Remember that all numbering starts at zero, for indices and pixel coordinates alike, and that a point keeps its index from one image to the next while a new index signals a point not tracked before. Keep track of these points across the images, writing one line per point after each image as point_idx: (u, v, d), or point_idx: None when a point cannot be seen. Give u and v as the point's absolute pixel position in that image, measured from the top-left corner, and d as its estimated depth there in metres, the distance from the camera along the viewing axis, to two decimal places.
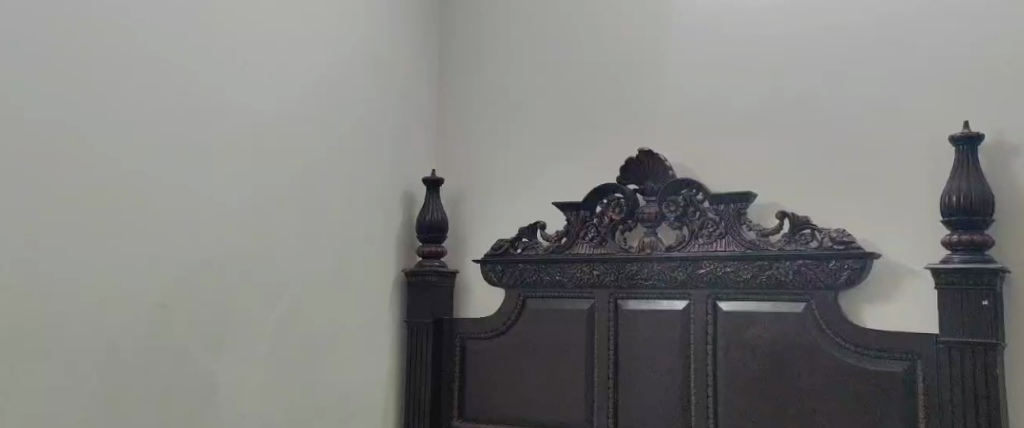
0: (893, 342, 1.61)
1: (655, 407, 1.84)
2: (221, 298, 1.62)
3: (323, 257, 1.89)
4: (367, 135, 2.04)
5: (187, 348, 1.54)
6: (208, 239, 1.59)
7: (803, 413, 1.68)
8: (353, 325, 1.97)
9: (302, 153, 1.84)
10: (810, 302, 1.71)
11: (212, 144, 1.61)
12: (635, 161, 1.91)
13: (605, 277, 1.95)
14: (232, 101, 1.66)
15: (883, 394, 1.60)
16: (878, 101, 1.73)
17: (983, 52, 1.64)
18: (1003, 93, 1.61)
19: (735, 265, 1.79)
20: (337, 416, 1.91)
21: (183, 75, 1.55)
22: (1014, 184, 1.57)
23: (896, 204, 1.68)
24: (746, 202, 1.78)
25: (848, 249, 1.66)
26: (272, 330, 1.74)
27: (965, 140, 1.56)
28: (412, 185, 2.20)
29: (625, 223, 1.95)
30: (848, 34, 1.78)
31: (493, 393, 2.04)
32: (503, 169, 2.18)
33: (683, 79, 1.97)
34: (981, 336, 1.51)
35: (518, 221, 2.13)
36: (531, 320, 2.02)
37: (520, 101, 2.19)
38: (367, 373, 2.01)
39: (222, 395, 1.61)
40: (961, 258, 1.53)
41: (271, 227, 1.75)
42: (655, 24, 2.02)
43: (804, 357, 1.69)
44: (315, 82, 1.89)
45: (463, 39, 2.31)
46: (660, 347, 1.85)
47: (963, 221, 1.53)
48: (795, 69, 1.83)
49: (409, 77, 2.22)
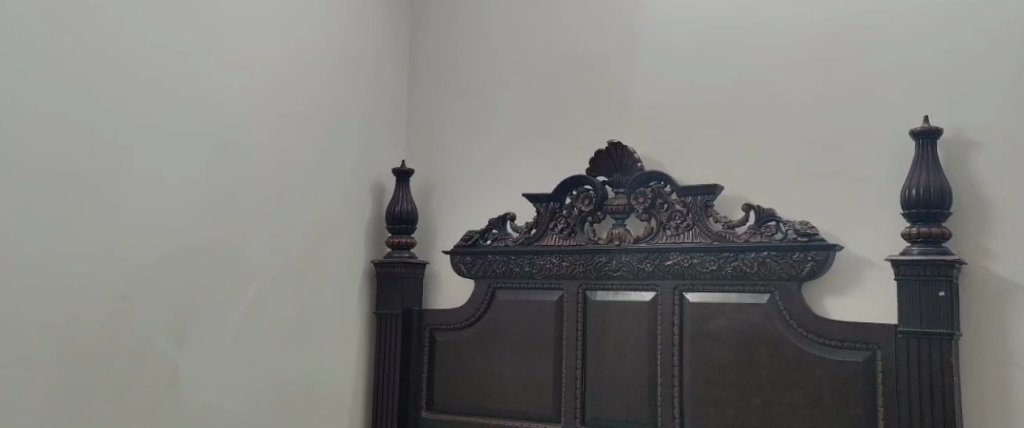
0: (853, 333, 1.64)
1: (623, 397, 1.86)
2: (187, 290, 1.60)
3: (292, 248, 1.88)
4: (335, 124, 2.03)
5: (150, 338, 1.52)
6: (174, 230, 1.57)
7: (765, 402, 1.70)
8: (322, 316, 1.96)
9: (271, 143, 1.82)
10: (775, 294, 1.73)
11: (177, 133, 1.59)
12: (603, 153, 1.93)
13: (574, 269, 1.96)
14: (198, 90, 1.64)
15: (844, 384, 1.63)
16: (843, 95, 1.75)
17: (943, 49, 1.67)
18: (962, 89, 1.64)
19: (702, 257, 1.80)
20: (304, 407, 1.89)
21: (147, 63, 1.52)
22: (970, 179, 1.60)
23: (858, 197, 1.71)
24: (713, 194, 1.80)
25: (812, 241, 1.68)
26: (238, 319, 1.72)
27: (924, 136, 1.59)
28: (381, 176, 2.19)
29: (594, 215, 1.96)
30: (812, 29, 1.80)
31: (463, 384, 2.05)
32: (473, 160, 2.18)
33: (652, 72, 1.97)
34: (938, 326, 1.54)
35: (487, 213, 2.13)
36: (500, 311, 2.03)
37: (491, 92, 2.18)
38: (335, 365, 2.00)
39: (189, 389, 1.60)
40: (919, 250, 1.56)
41: (239, 218, 1.73)
42: (626, 16, 2.02)
43: (768, 347, 1.71)
44: (283, 71, 1.87)
45: (434, 30, 2.30)
46: (627, 337, 1.87)
47: (922, 214, 1.56)
48: (762, 63, 1.85)
49: (379, 67, 2.20)
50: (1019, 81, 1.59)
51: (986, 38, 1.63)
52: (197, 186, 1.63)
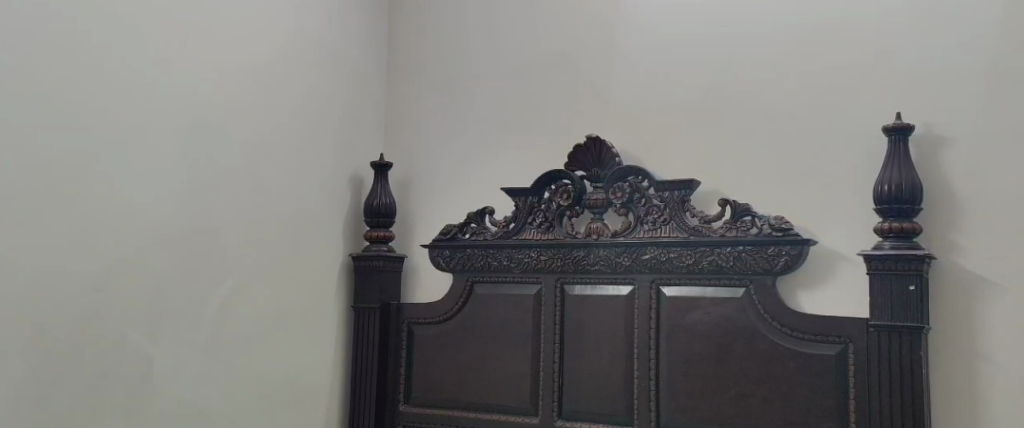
0: (826, 326, 1.66)
1: (599, 390, 1.87)
2: (161, 283, 1.59)
3: (269, 241, 1.87)
4: (312, 117, 2.01)
5: (124, 332, 1.51)
6: (148, 223, 1.56)
7: (740, 394, 1.72)
8: (299, 310, 1.96)
9: (248, 135, 1.81)
10: (750, 288, 1.75)
11: (152, 125, 1.57)
12: (582, 148, 1.94)
13: (552, 262, 1.97)
14: (172, 81, 1.62)
15: (817, 376, 1.65)
16: (818, 91, 1.77)
17: (916, 46, 1.69)
18: (934, 88, 1.66)
19: (679, 251, 1.82)
20: (281, 400, 1.89)
21: (119, 56, 1.51)
22: (942, 175, 1.63)
23: (832, 192, 1.73)
24: (690, 189, 1.82)
25: (787, 236, 1.70)
26: (214, 313, 1.70)
27: (897, 132, 1.61)
28: (359, 169, 2.18)
29: (573, 209, 1.96)
30: (789, 27, 1.82)
31: (440, 378, 2.05)
32: (452, 153, 2.17)
33: (629, 68, 1.98)
34: (908, 320, 1.57)
35: (466, 206, 2.13)
36: (479, 304, 2.03)
37: (470, 86, 2.18)
38: (312, 358, 2.00)
39: (162, 383, 1.59)
40: (891, 245, 1.58)
41: (215, 210, 1.72)
42: (605, 12, 2.02)
43: (742, 340, 1.73)
44: (260, 63, 1.85)
45: (414, 23, 2.29)
46: (605, 330, 1.88)
47: (894, 209, 1.58)
48: (738, 61, 1.86)
49: (357, 59, 2.19)
50: (988, 78, 1.62)
51: (956, 36, 1.66)
52: (172, 178, 1.61)
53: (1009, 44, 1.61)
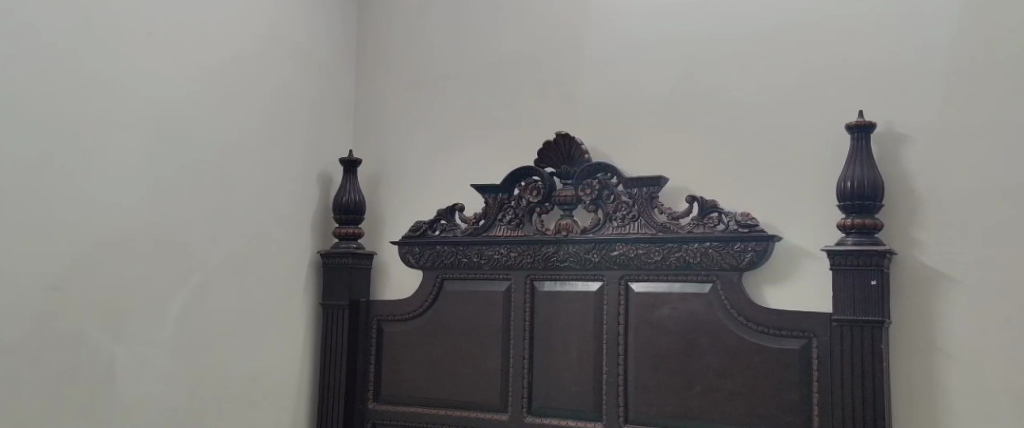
0: (790, 321, 1.68)
1: (569, 386, 1.88)
2: (124, 281, 1.56)
3: (236, 238, 1.84)
4: (279, 113, 1.99)
5: (85, 331, 1.49)
6: (111, 222, 1.54)
7: (706, 390, 1.74)
8: (267, 308, 1.94)
9: (215, 132, 1.78)
10: (716, 284, 1.77)
11: (115, 123, 1.55)
12: (551, 144, 1.94)
13: (521, 259, 1.97)
14: (137, 80, 1.60)
15: (782, 371, 1.67)
16: (783, 88, 1.79)
17: (877, 45, 1.72)
18: (896, 89, 1.69)
19: (647, 247, 1.83)
20: (248, 399, 1.87)
21: (80, 54, 1.48)
22: (902, 173, 1.66)
23: (796, 190, 1.75)
24: (658, 185, 1.83)
25: (752, 232, 1.72)
26: (178, 312, 1.68)
27: (859, 130, 1.63)
28: (328, 165, 2.17)
29: (542, 205, 1.97)
30: (753, 28, 1.84)
31: (410, 375, 2.05)
32: (420, 150, 2.17)
33: (598, 67, 1.99)
34: (869, 314, 1.59)
35: (435, 203, 2.13)
36: (449, 302, 2.03)
37: (440, 83, 2.17)
38: (281, 356, 1.98)
39: (125, 383, 1.56)
40: (853, 241, 1.61)
41: (181, 208, 1.69)
42: (574, 11, 2.03)
43: (709, 336, 1.75)
44: (227, 60, 1.83)
45: (382, 20, 2.28)
46: (573, 326, 1.89)
47: (856, 206, 1.60)
48: (704, 62, 1.87)
49: (325, 56, 2.17)
50: (946, 77, 1.65)
51: (916, 36, 1.69)
52: (136, 176, 1.59)
53: (967, 46, 1.64)
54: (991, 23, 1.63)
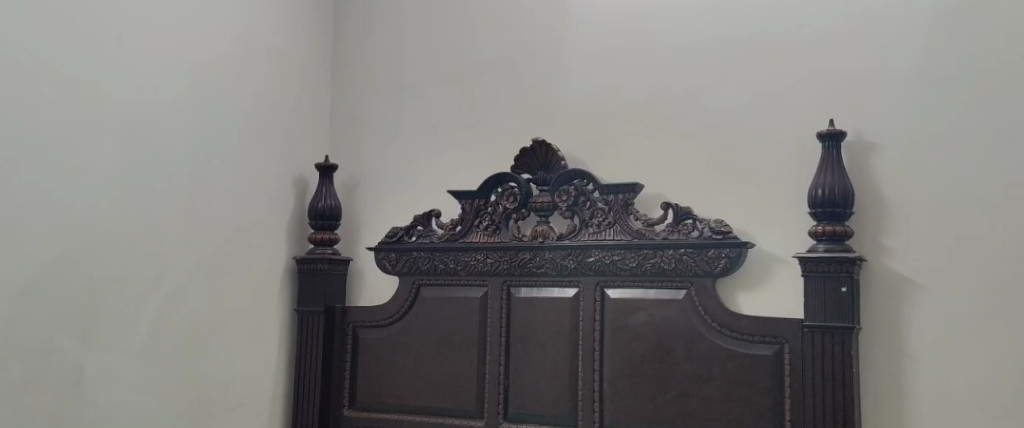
0: (763, 327, 1.69)
1: (545, 392, 1.88)
2: (95, 287, 1.55)
3: (210, 244, 1.83)
4: (255, 118, 1.98)
5: (52, 338, 1.47)
6: (81, 227, 1.52)
7: (680, 395, 1.75)
8: (242, 314, 1.92)
9: (189, 137, 1.77)
10: (691, 290, 1.78)
11: (86, 127, 1.53)
12: (528, 151, 1.95)
13: (497, 265, 1.97)
14: (110, 84, 1.58)
15: (755, 377, 1.69)
16: (756, 96, 1.81)
17: (848, 54, 1.74)
18: (866, 98, 1.71)
19: (623, 253, 1.84)
20: (221, 406, 1.85)
21: (50, 58, 1.47)
22: (873, 181, 1.68)
23: (769, 197, 1.77)
24: (633, 192, 1.84)
25: (726, 238, 1.74)
26: (151, 319, 1.66)
27: (829, 138, 1.66)
28: (303, 171, 2.16)
29: (519, 212, 1.97)
30: (726, 36, 1.86)
31: (386, 382, 2.04)
32: (397, 156, 2.16)
33: (574, 74, 2.00)
34: (840, 320, 1.61)
35: (412, 209, 2.12)
36: (425, 307, 2.03)
37: (417, 89, 2.17)
38: (254, 363, 1.97)
39: (95, 390, 1.54)
40: (824, 247, 1.63)
41: (154, 214, 1.68)
42: (551, 18, 2.04)
43: (684, 341, 1.76)
44: (202, 65, 1.82)
45: (359, 25, 2.27)
46: (550, 332, 1.90)
47: (827, 212, 1.63)
48: (679, 70, 1.89)
49: (302, 61, 2.16)
50: (915, 87, 1.68)
51: (885, 46, 1.71)
52: (108, 181, 1.58)
53: (936, 57, 1.67)
54: (958, 34, 1.66)
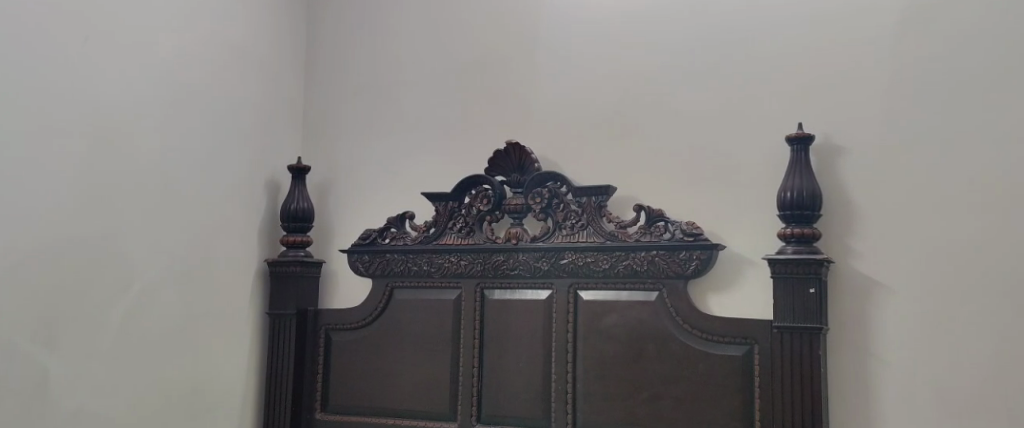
0: (732, 328, 1.71)
1: (517, 394, 1.89)
2: (60, 292, 1.52)
3: (180, 247, 1.81)
4: (225, 119, 1.96)
5: (16, 344, 1.44)
6: (46, 230, 1.50)
7: (652, 396, 1.76)
8: (212, 317, 1.90)
9: (158, 139, 1.75)
10: (662, 292, 1.79)
11: (51, 128, 1.51)
12: (501, 153, 1.95)
13: (471, 267, 1.97)
14: (75, 85, 1.56)
15: (725, 377, 1.70)
16: (725, 99, 1.83)
17: (815, 59, 1.77)
18: (833, 102, 1.74)
19: (595, 255, 1.85)
20: (191, 411, 1.83)
21: (14, 58, 1.45)
22: (840, 184, 1.71)
23: (738, 199, 1.79)
24: (606, 195, 1.85)
25: (697, 241, 1.75)
26: (119, 323, 1.64)
27: (798, 141, 1.68)
28: (275, 172, 2.14)
29: (492, 214, 1.98)
30: (696, 39, 1.87)
31: (359, 385, 2.03)
32: (370, 158, 2.16)
33: (546, 76, 2.01)
34: (808, 321, 1.63)
35: (385, 211, 2.12)
36: (398, 309, 2.02)
37: (390, 91, 2.17)
38: (226, 366, 1.95)
39: (60, 396, 1.52)
40: (793, 249, 1.65)
41: (122, 217, 1.66)
42: (523, 20, 2.04)
43: (655, 343, 1.77)
44: (172, 65, 1.80)
45: (332, 26, 2.26)
46: (523, 334, 1.90)
47: (795, 215, 1.65)
48: (649, 72, 1.91)
49: (273, 62, 2.15)
50: (880, 91, 1.71)
51: (851, 50, 1.74)
52: (74, 184, 1.56)
53: (900, 61, 1.70)
54: (921, 39, 1.69)
